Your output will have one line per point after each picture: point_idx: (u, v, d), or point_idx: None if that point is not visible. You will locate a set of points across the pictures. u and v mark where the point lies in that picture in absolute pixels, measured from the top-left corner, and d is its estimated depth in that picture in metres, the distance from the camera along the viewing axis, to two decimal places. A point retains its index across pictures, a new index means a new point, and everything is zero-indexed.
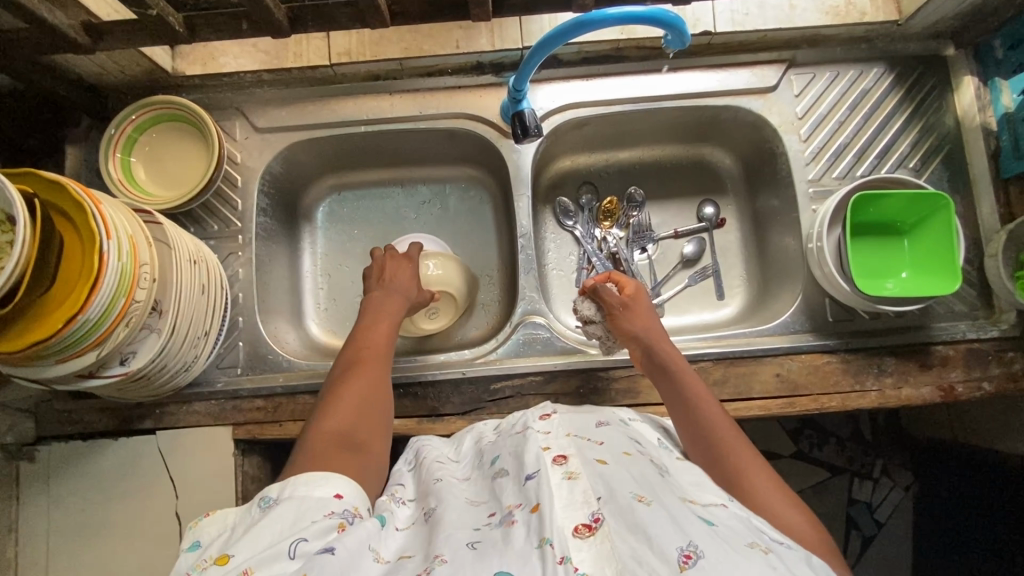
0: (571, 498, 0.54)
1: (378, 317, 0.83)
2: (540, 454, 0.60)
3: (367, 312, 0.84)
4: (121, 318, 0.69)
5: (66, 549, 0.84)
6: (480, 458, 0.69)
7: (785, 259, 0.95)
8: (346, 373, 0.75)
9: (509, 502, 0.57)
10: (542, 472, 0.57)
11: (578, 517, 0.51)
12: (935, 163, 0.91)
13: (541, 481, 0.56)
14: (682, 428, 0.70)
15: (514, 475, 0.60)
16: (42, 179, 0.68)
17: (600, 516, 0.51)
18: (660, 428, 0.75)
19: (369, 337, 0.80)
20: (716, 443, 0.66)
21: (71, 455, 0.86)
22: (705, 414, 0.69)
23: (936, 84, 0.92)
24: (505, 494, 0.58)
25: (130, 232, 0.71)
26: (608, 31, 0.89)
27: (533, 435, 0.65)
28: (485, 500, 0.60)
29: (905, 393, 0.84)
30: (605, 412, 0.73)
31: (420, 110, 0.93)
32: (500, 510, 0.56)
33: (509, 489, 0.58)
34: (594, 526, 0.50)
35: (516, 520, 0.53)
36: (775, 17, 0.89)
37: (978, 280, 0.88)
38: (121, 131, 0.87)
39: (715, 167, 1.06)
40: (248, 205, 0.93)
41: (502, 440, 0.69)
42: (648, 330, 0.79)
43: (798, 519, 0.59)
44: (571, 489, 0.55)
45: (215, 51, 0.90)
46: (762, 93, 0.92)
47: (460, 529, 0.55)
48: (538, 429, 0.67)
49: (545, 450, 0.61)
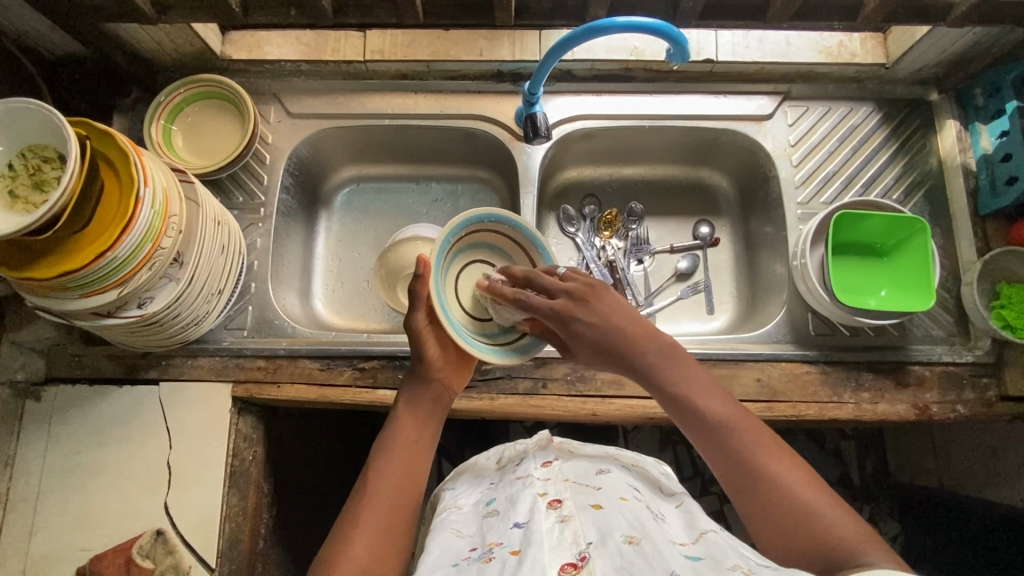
0: (559, 540, 0.53)
1: (411, 430, 0.71)
2: (535, 500, 0.60)
3: (402, 427, 0.71)
4: (146, 262, 0.73)
5: (56, 488, 0.87)
6: (483, 491, 0.69)
7: (773, 277, 1.00)
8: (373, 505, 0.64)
9: (492, 538, 0.57)
10: (534, 519, 0.57)
11: (563, 556, 0.51)
12: (917, 197, 0.97)
13: (532, 526, 0.56)
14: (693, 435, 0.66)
15: (507, 514, 0.60)
16: (95, 127, 0.75)
17: (586, 555, 0.51)
18: (660, 472, 0.74)
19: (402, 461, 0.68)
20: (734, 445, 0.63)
21: (76, 397, 0.90)
22: (717, 417, 0.65)
23: (920, 124, 1.00)
24: (491, 530, 0.59)
25: (165, 185, 0.76)
26: (619, 52, 0.98)
27: (530, 481, 0.64)
28: (477, 531, 0.61)
29: (880, 408, 0.87)
30: (606, 456, 0.72)
31: (442, 110, 1.01)
32: (481, 545, 0.57)
33: (497, 527, 0.59)
34: (580, 564, 0.50)
35: (495, 556, 0.54)
36: (773, 51, 0.97)
37: (955, 307, 0.92)
38: (169, 100, 0.95)
39: (712, 190, 1.12)
40: (273, 181, 0.99)
41: (503, 480, 0.68)
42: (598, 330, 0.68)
43: (833, 509, 0.59)
44: (561, 531, 0.54)
45: (261, 41, 0.99)
46: (759, 120, 1.00)
47: (437, 569, 0.55)
48: (536, 476, 0.65)
49: (541, 496, 0.61)
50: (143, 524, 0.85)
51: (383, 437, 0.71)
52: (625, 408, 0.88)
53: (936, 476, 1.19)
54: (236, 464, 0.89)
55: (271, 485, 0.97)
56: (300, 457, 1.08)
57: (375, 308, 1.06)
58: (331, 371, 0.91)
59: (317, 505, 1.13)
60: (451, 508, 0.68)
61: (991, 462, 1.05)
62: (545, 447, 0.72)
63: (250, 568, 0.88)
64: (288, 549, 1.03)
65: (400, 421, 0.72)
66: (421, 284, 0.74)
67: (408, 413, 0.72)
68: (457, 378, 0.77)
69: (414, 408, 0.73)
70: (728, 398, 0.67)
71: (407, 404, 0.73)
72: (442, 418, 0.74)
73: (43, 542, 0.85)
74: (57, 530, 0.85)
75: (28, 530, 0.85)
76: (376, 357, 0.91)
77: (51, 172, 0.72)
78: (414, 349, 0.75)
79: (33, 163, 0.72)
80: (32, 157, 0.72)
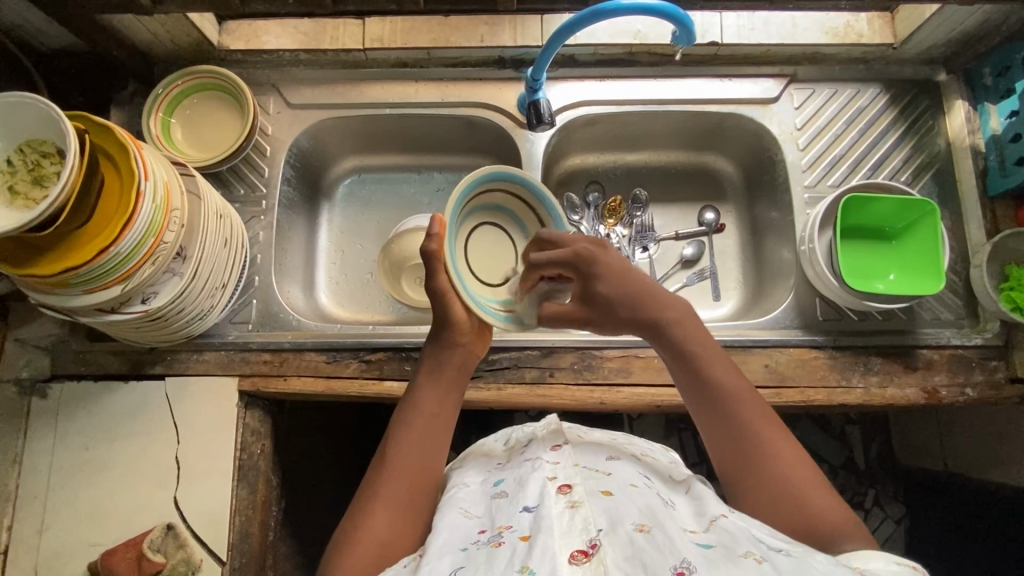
0: (569, 526, 0.53)
1: (425, 406, 0.69)
2: (544, 484, 0.59)
3: (422, 399, 0.70)
4: (150, 255, 0.72)
5: (65, 485, 0.87)
6: (490, 472, 0.68)
7: (779, 262, 1.00)
8: (385, 482, 0.64)
9: (501, 523, 0.57)
10: (543, 504, 0.56)
11: (573, 543, 0.51)
12: (925, 179, 0.96)
13: (541, 511, 0.55)
14: (690, 397, 0.68)
15: (516, 497, 0.59)
16: (92, 121, 0.73)
17: (597, 543, 0.51)
18: (672, 461, 0.74)
19: (416, 436, 0.67)
20: (739, 421, 0.64)
21: (81, 394, 0.89)
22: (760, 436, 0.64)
23: (928, 105, 0.98)
24: (500, 513, 0.58)
25: (166, 178, 0.75)
26: (623, 36, 0.96)
27: (540, 465, 0.63)
28: (485, 513, 0.60)
29: (889, 393, 0.87)
30: (622, 443, 0.72)
31: (443, 97, 1.00)
32: (490, 528, 0.57)
33: (506, 510, 0.58)
34: (590, 552, 0.50)
35: (504, 542, 0.53)
36: (778, 33, 0.95)
37: (963, 289, 0.92)
38: (167, 92, 0.94)
39: (717, 174, 1.11)
40: (274, 173, 0.98)
41: (511, 464, 0.67)
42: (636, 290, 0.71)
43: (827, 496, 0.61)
44: (571, 517, 0.54)
45: (259, 30, 0.98)
46: (765, 103, 0.98)
47: (446, 554, 0.54)
48: (547, 459, 0.64)
49: (550, 480, 0.60)
50: (152, 519, 0.86)
51: (402, 411, 0.70)
52: (633, 396, 0.88)
53: (942, 458, 1.19)
54: (243, 458, 0.89)
55: (279, 479, 0.97)
56: (305, 449, 1.07)
57: (379, 300, 1.06)
58: (337, 364, 0.91)
59: (324, 497, 1.12)
60: (458, 485, 0.66)
61: (998, 443, 1.05)
62: (554, 432, 0.71)
63: (261, 561, 0.89)
64: (295, 541, 1.03)
65: (421, 393, 0.70)
66: (438, 244, 0.68)
67: (428, 384, 0.71)
68: (480, 344, 0.75)
69: (435, 377, 0.71)
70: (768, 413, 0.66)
71: (430, 373, 0.72)
72: (466, 386, 0.73)
73: (54, 539, 0.85)
74: (67, 526, 0.86)
75: (38, 526, 0.86)
76: (382, 349, 0.91)
77: (51, 167, 0.71)
78: (439, 311, 0.71)
79: (32, 158, 0.71)
80: (30, 152, 0.71)
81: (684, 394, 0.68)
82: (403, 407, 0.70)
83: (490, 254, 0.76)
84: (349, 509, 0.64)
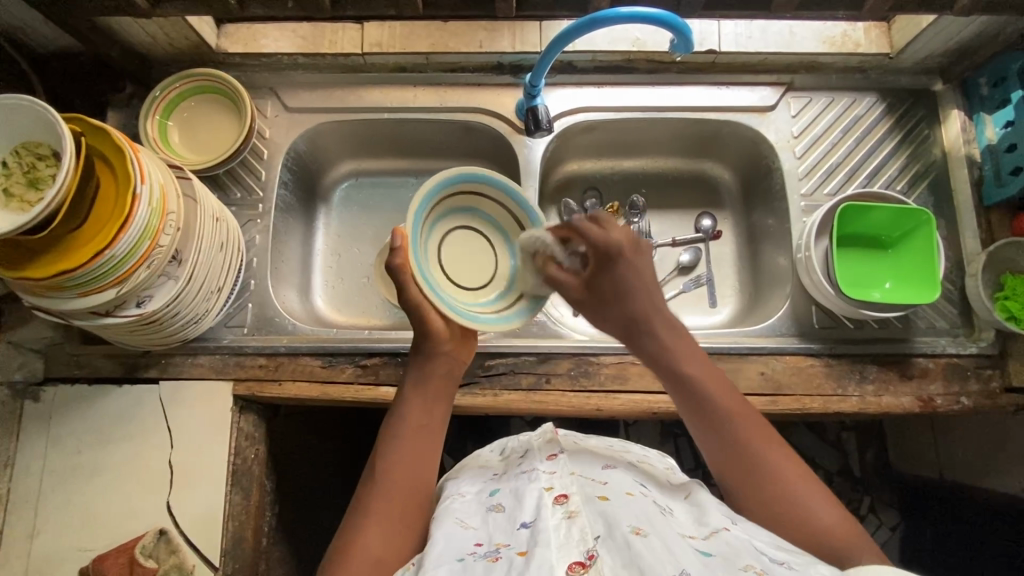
0: (567, 537, 0.53)
1: (411, 419, 0.69)
2: (542, 495, 0.59)
3: (410, 410, 0.70)
4: (146, 258, 0.72)
5: (57, 489, 0.86)
6: (487, 482, 0.68)
7: (776, 270, 1.00)
8: (377, 496, 0.64)
9: (498, 538, 0.56)
10: (540, 518, 0.56)
11: (571, 555, 0.51)
12: (921, 187, 0.96)
13: (539, 525, 0.55)
14: (691, 419, 0.67)
15: (513, 513, 0.59)
16: (89, 123, 0.73)
17: (594, 553, 0.51)
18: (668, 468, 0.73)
19: (404, 448, 0.67)
20: (752, 456, 0.62)
21: (74, 397, 0.89)
22: (776, 476, 0.61)
23: (925, 115, 0.99)
24: (498, 529, 0.58)
25: (162, 181, 0.75)
26: (621, 43, 0.97)
27: (536, 476, 0.63)
28: (483, 526, 0.59)
29: (885, 401, 0.87)
30: (620, 451, 0.72)
31: (441, 102, 1.00)
32: (488, 543, 0.56)
33: (503, 527, 0.58)
34: (587, 563, 0.50)
35: (501, 557, 0.53)
36: (776, 42, 0.96)
37: (958, 299, 0.92)
38: (165, 95, 0.94)
39: (714, 181, 1.11)
40: (271, 177, 0.98)
41: (508, 474, 0.67)
42: (645, 284, 0.71)
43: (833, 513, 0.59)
44: (568, 528, 0.54)
45: (257, 34, 0.98)
46: (762, 111, 0.99)
47: (443, 564, 0.53)
48: (544, 469, 0.64)
49: (547, 491, 0.59)
50: (145, 524, 0.85)
51: (390, 424, 0.69)
52: (629, 403, 0.88)
53: (937, 466, 1.19)
54: (237, 463, 0.88)
55: (273, 484, 0.96)
56: (299, 453, 1.07)
57: (375, 304, 1.05)
58: (332, 368, 0.90)
59: (318, 502, 1.12)
60: (454, 496, 0.66)
61: (992, 451, 1.05)
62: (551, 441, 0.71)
63: (254, 566, 0.88)
64: (289, 547, 1.02)
65: (408, 405, 0.70)
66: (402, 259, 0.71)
67: (415, 396, 0.71)
68: (463, 349, 0.75)
69: (421, 389, 0.71)
70: (789, 456, 0.63)
71: (413, 385, 0.72)
72: (452, 396, 0.73)
73: (45, 543, 0.84)
74: (58, 530, 0.85)
75: (30, 531, 0.85)
76: (378, 354, 0.91)
77: (46, 170, 0.70)
78: (416, 322, 0.73)
79: (27, 161, 0.71)
80: (25, 154, 0.71)
81: (688, 419, 0.67)
82: (386, 423, 0.70)
83: (467, 260, 0.75)
84: (342, 525, 0.64)
